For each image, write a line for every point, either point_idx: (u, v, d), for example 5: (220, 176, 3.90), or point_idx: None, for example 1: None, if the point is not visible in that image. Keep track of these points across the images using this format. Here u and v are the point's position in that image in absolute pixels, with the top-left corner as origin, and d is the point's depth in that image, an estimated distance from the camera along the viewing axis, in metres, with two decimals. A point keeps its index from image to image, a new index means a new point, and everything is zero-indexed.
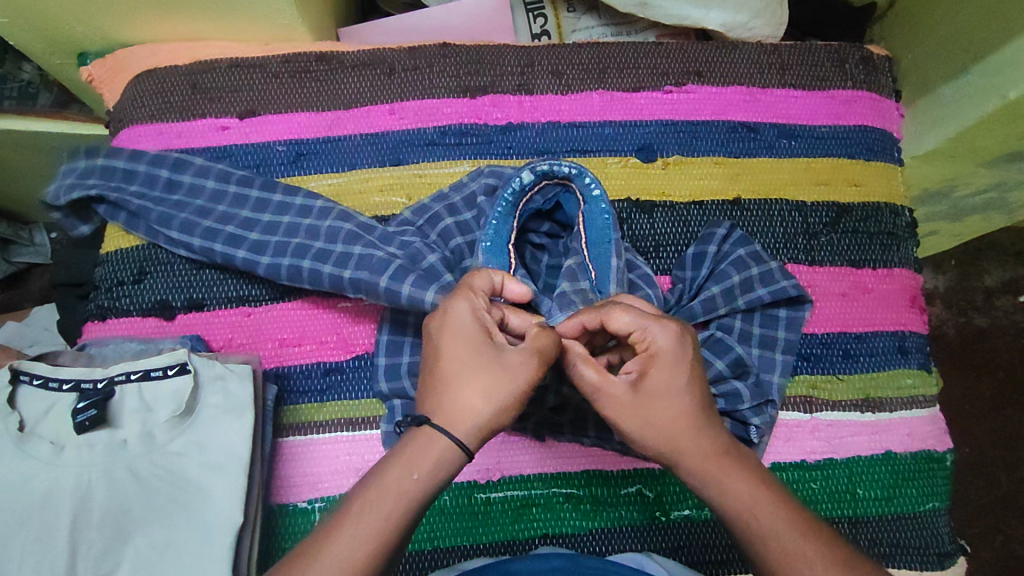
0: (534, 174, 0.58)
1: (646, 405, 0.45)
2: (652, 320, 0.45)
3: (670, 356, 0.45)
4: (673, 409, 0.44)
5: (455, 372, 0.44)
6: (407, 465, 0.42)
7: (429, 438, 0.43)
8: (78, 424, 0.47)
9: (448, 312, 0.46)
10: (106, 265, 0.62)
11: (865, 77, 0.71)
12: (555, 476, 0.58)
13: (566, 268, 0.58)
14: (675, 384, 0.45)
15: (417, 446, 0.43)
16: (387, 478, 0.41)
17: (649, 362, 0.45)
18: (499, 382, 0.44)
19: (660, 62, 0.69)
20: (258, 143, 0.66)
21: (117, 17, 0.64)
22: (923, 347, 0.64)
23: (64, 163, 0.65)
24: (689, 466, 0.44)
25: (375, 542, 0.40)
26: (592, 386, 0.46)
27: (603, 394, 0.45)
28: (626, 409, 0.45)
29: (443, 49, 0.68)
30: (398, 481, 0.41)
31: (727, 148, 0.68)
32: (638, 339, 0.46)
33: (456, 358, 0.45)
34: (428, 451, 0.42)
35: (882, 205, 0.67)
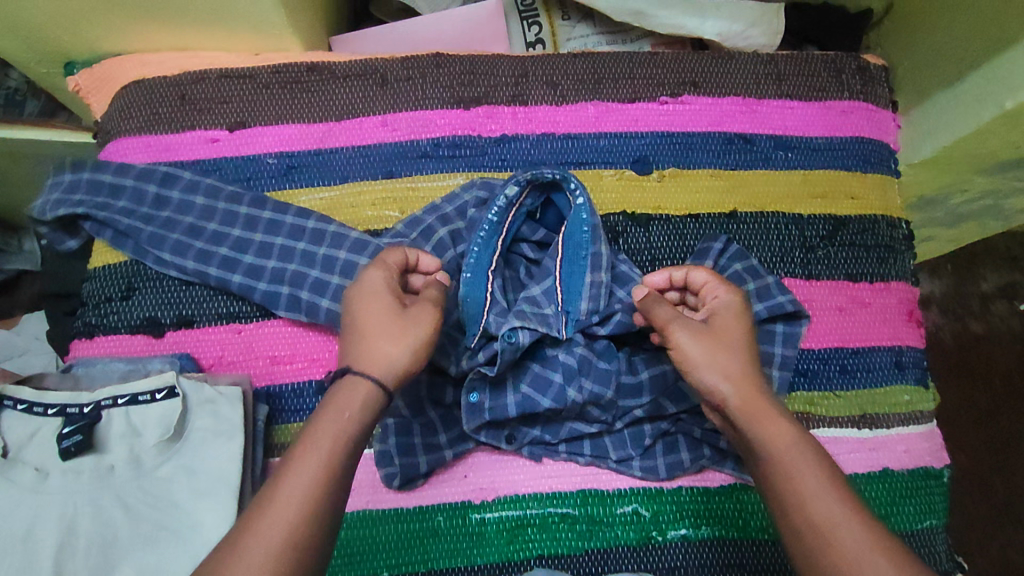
0: (519, 186, 0.56)
1: (712, 340, 0.50)
2: (723, 281, 0.54)
3: (738, 308, 0.53)
4: (732, 352, 0.50)
5: (365, 323, 0.48)
6: (339, 412, 0.44)
7: (351, 385, 0.45)
8: (63, 451, 0.46)
9: (361, 279, 0.50)
10: (94, 281, 0.61)
11: (861, 87, 0.70)
12: (550, 496, 0.57)
13: (530, 294, 0.58)
14: (739, 333, 0.51)
15: (342, 395, 0.45)
16: (320, 424, 0.43)
17: (718, 310, 0.53)
18: (404, 326, 0.47)
19: (656, 73, 0.69)
20: (247, 156, 0.64)
21: (104, 26, 0.63)
22: (921, 362, 0.64)
23: (49, 177, 0.64)
24: (740, 404, 0.48)
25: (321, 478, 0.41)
26: (667, 318, 0.51)
27: (675, 327, 0.50)
28: (695, 340, 0.50)
29: (436, 59, 0.68)
30: (333, 424, 0.43)
31: (724, 160, 0.67)
32: (711, 293, 0.54)
33: (365, 312, 0.48)
34: (353, 397, 0.45)
35: (879, 217, 0.67)
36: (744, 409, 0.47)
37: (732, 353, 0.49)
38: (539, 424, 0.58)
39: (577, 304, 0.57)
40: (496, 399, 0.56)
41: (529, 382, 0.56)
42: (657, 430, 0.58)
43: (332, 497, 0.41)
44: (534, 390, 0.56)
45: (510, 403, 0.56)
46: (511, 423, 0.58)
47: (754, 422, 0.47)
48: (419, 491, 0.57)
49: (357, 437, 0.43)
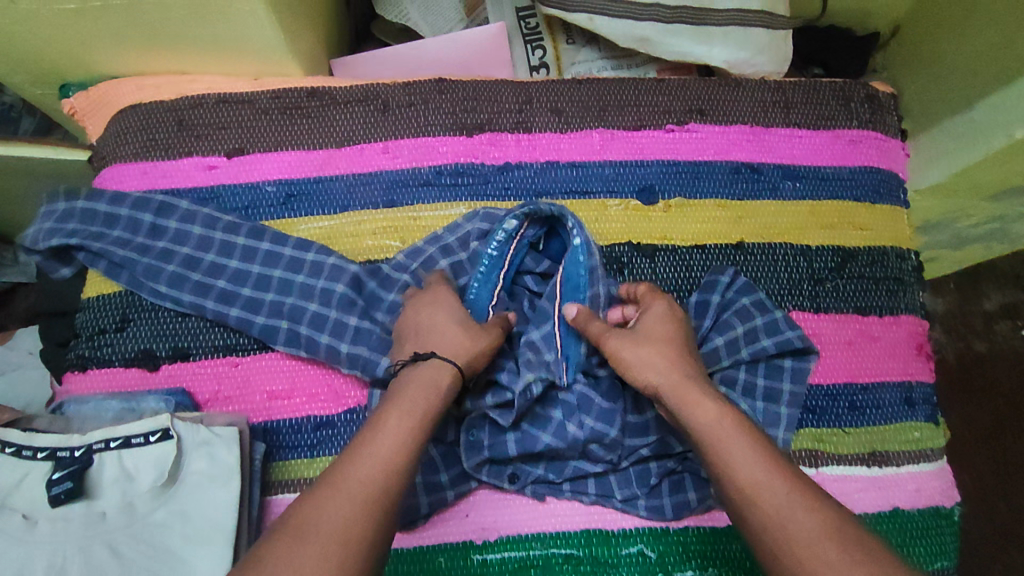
0: (518, 220, 0.57)
1: (641, 342, 0.51)
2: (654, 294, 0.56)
3: (666, 310, 0.54)
4: (664, 348, 0.51)
5: (440, 324, 0.52)
6: (426, 388, 0.48)
7: (434, 365, 0.49)
8: (53, 498, 0.45)
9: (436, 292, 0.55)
10: (87, 311, 0.60)
11: (870, 116, 0.69)
12: (553, 536, 0.56)
13: (530, 338, 0.57)
14: (672, 333, 0.52)
15: (428, 370, 0.49)
16: (408, 394, 0.47)
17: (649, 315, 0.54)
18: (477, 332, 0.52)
19: (662, 100, 0.68)
20: (246, 183, 0.63)
21: (100, 50, 0.62)
22: (931, 398, 0.63)
23: (42, 205, 0.63)
24: (670, 392, 0.49)
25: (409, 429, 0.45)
26: (599, 331, 0.53)
27: (608, 337, 0.52)
28: (625, 344, 0.51)
29: (439, 85, 0.66)
30: (423, 386, 0.48)
31: (731, 190, 0.66)
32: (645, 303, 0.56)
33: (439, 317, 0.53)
34: (438, 378, 0.48)
35: (888, 248, 0.66)
36: (675, 392, 0.49)
37: (663, 348, 0.51)
38: (543, 463, 0.57)
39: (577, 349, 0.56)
40: (496, 439, 0.56)
41: (528, 419, 0.56)
42: (664, 468, 0.57)
43: (413, 464, 0.44)
44: (533, 427, 0.56)
45: (509, 441, 0.56)
46: (514, 461, 0.57)
47: (683, 405, 0.48)
48: (419, 531, 0.55)
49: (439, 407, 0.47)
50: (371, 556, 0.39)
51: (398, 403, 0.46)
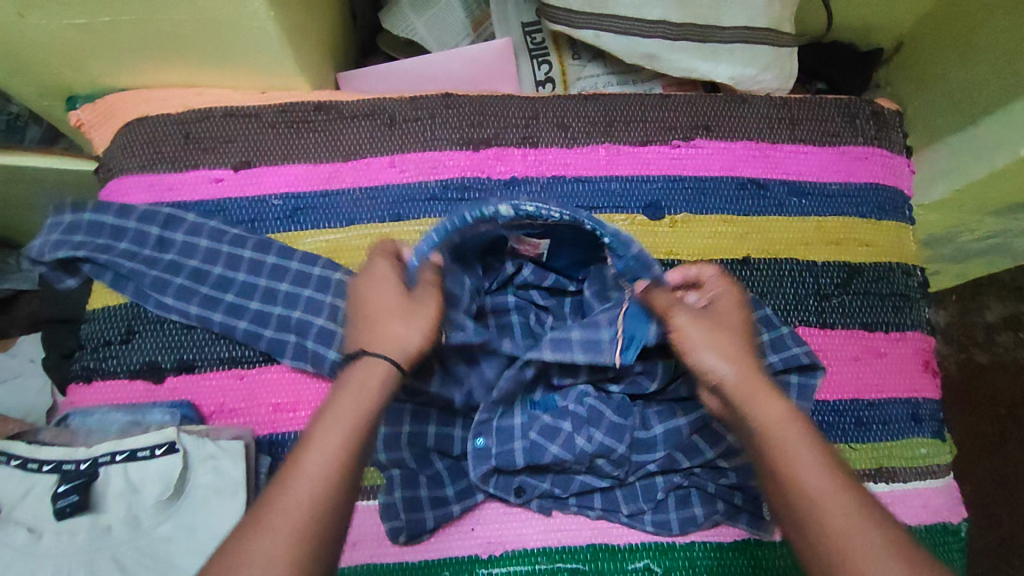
0: (516, 213, 0.47)
1: (712, 323, 0.48)
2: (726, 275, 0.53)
3: (736, 296, 0.51)
4: (732, 335, 0.48)
5: (376, 306, 0.48)
6: (357, 396, 0.44)
7: (365, 366, 0.45)
8: (59, 511, 0.44)
9: (371, 270, 0.50)
10: (92, 323, 0.60)
11: (875, 133, 0.70)
12: (560, 551, 0.55)
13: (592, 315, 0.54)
14: (740, 314, 0.50)
15: (359, 374, 0.45)
16: (341, 404, 0.43)
17: (719, 297, 0.51)
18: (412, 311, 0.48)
19: (668, 116, 0.68)
20: (253, 196, 0.63)
21: (109, 63, 0.63)
22: (937, 414, 0.63)
23: (49, 217, 0.63)
24: (736, 386, 0.46)
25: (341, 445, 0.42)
26: (666, 303, 0.49)
27: (675, 312, 0.48)
28: (695, 321, 0.48)
29: (446, 100, 0.67)
30: (353, 395, 0.44)
31: (737, 206, 0.66)
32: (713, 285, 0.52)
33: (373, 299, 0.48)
34: (370, 379, 0.45)
35: (894, 265, 0.66)
36: (742, 386, 0.46)
37: (733, 332, 0.48)
38: (549, 476, 0.57)
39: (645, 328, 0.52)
40: (501, 443, 0.55)
41: (537, 429, 0.55)
42: (670, 483, 0.56)
43: (349, 479, 0.41)
44: (542, 438, 0.55)
45: (517, 450, 0.55)
46: (521, 473, 0.56)
47: (752, 402, 0.45)
48: (426, 544, 0.55)
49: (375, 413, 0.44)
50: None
51: (324, 418, 0.43)
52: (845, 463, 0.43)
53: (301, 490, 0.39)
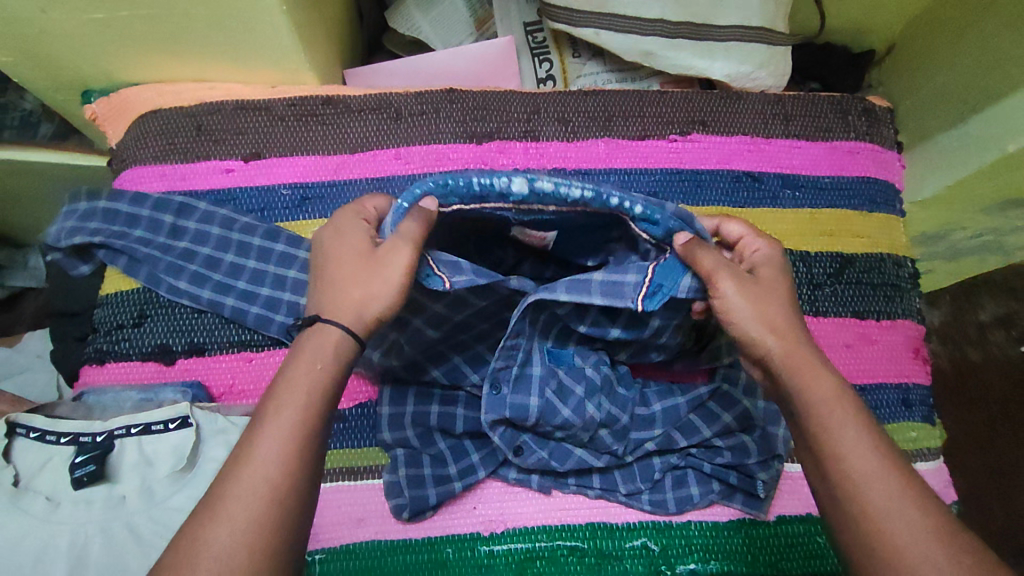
0: (529, 185, 0.44)
1: (757, 291, 0.49)
2: (760, 234, 0.54)
3: (778, 262, 0.53)
4: (775, 304, 0.49)
5: (344, 268, 0.48)
6: (308, 369, 0.45)
7: (320, 331, 0.46)
8: (76, 480, 0.46)
9: (343, 230, 0.50)
10: (106, 307, 0.61)
11: (867, 129, 0.72)
12: (559, 529, 0.57)
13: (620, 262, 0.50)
14: (783, 281, 0.52)
15: (313, 341, 0.46)
16: (292, 379, 0.44)
17: (758, 263, 0.53)
18: (374, 274, 0.46)
19: (666, 111, 0.70)
20: (263, 186, 0.65)
21: (124, 57, 0.65)
22: (927, 400, 0.65)
23: (64, 205, 0.65)
24: (783, 359, 0.48)
25: (298, 420, 0.43)
26: (713, 267, 0.47)
27: (721, 278, 0.47)
28: (741, 287, 0.48)
29: (450, 95, 0.69)
30: (305, 368, 0.45)
31: (732, 198, 0.68)
32: (747, 247, 0.54)
33: (342, 261, 0.48)
34: (323, 345, 0.46)
35: (885, 256, 0.68)
36: (787, 358, 0.48)
37: (775, 302, 0.49)
38: (549, 447, 0.58)
39: (677, 281, 0.48)
40: (515, 393, 0.55)
41: (553, 388, 0.55)
42: (667, 463, 0.59)
43: (310, 451, 0.43)
44: (556, 398, 0.55)
45: (532, 406, 0.55)
46: (525, 433, 0.57)
47: (798, 374, 0.47)
48: (429, 522, 0.57)
49: (330, 383, 0.45)
50: (278, 560, 0.39)
51: (277, 394, 0.44)
52: (875, 432, 0.45)
53: (261, 469, 0.41)
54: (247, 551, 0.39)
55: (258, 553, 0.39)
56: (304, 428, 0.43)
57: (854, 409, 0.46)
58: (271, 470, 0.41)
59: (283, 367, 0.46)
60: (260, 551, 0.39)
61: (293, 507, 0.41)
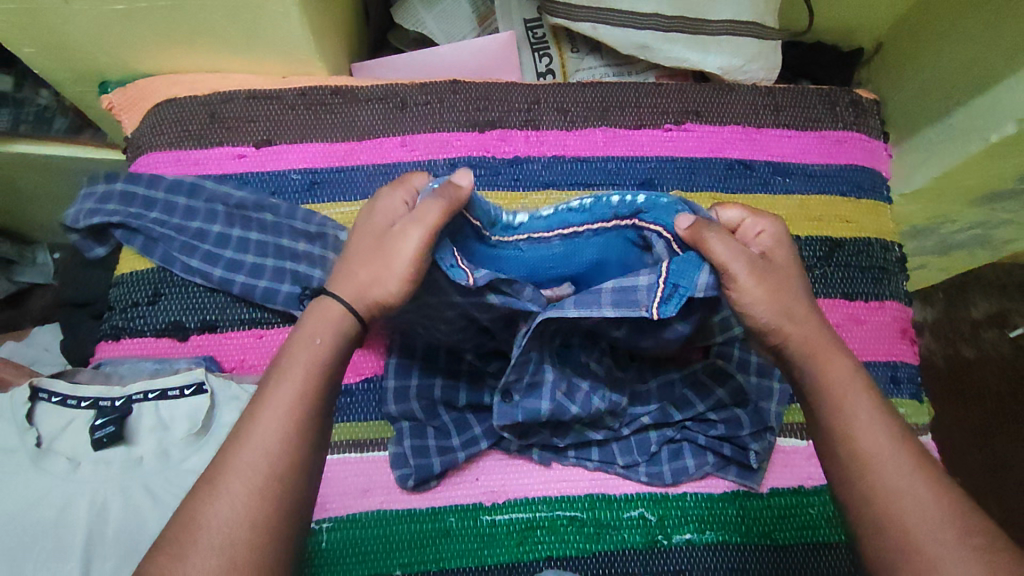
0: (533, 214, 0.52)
1: (771, 279, 0.47)
2: (758, 211, 0.52)
3: (787, 245, 0.51)
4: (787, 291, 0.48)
5: (363, 243, 0.49)
6: (307, 344, 0.47)
7: (324, 306, 0.48)
8: (96, 441, 0.51)
9: (376, 203, 0.51)
10: (121, 286, 0.64)
11: (854, 119, 0.74)
12: (559, 499, 0.59)
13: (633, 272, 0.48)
14: (793, 267, 0.50)
15: (316, 315, 0.48)
16: (292, 354, 0.46)
17: (768, 247, 0.50)
18: (382, 255, 0.47)
19: (661, 102, 0.73)
20: (274, 171, 0.68)
21: (140, 48, 0.67)
22: (915, 378, 0.67)
23: (83, 188, 0.68)
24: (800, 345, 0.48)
25: (297, 393, 0.45)
26: (726, 255, 0.45)
27: (735, 266, 0.45)
28: (755, 275, 0.46)
29: (454, 86, 0.72)
30: (305, 344, 0.47)
31: (724, 184, 0.71)
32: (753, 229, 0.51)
33: (364, 237, 0.50)
34: (324, 321, 0.47)
35: (873, 239, 0.70)
36: (806, 345, 0.48)
37: (789, 289, 0.48)
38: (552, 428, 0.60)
39: (693, 282, 0.45)
40: (527, 398, 0.55)
41: (563, 391, 0.55)
42: (663, 436, 0.60)
43: (310, 425, 0.45)
44: (566, 399, 0.55)
45: (543, 408, 0.55)
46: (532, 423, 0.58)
47: (814, 358, 0.48)
48: (433, 492, 0.59)
49: (329, 358, 0.47)
50: (280, 530, 0.42)
51: (279, 369, 0.46)
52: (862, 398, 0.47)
53: (261, 443, 0.43)
54: (249, 522, 0.41)
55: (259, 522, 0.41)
56: (301, 403, 0.45)
57: (844, 376, 0.48)
58: (271, 443, 0.43)
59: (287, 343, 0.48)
60: (262, 519, 0.41)
61: (292, 478, 0.43)
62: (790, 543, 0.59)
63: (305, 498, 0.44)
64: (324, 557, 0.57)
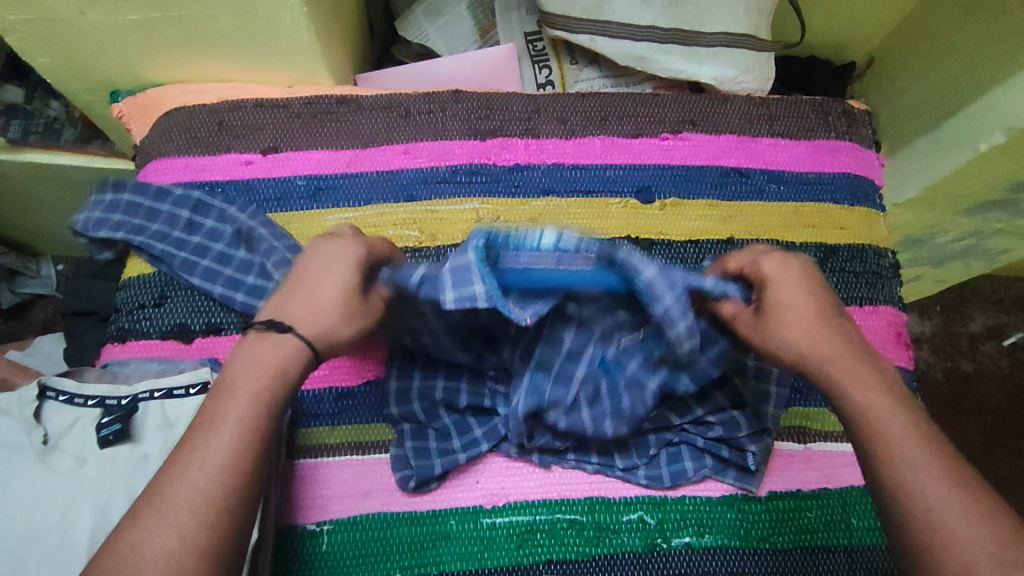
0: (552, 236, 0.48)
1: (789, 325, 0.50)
2: (755, 252, 0.54)
3: (785, 272, 0.52)
4: (807, 323, 0.51)
5: (331, 278, 0.51)
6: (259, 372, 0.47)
7: (280, 339, 0.48)
8: (103, 438, 0.54)
9: (347, 248, 0.53)
10: (128, 289, 0.65)
11: (846, 129, 0.76)
12: (558, 503, 0.60)
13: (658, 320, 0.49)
14: (800, 295, 0.52)
15: (270, 346, 0.48)
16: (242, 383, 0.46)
17: (772, 285, 0.52)
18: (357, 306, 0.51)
19: (658, 112, 0.74)
20: (279, 177, 0.69)
21: (150, 59, 0.69)
22: (909, 382, 0.67)
23: (92, 196, 0.69)
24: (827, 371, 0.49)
25: (245, 418, 0.45)
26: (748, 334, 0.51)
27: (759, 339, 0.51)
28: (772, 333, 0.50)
29: (455, 96, 0.73)
30: (253, 376, 0.46)
31: (721, 192, 0.72)
32: (752, 269, 0.53)
33: (332, 277, 0.51)
34: (277, 352, 0.48)
35: (867, 246, 0.72)
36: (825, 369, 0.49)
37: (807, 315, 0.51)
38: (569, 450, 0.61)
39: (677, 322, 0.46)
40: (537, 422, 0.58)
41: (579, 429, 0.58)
42: (662, 440, 0.61)
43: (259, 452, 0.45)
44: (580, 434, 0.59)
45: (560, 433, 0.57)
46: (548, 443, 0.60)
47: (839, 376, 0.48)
48: (433, 495, 0.59)
49: (277, 388, 0.47)
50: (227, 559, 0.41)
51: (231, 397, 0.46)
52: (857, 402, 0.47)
53: (199, 468, 0.43)
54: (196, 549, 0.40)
55: (208, 548, 0.41)
56: (251, 435, 0.45)
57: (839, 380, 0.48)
58: (224, 477, 0.43)
59: (230, 372, 0.47)
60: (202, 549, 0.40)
61: (237, 509, 0.43)
62: (789, 547, 0.59)
63: (245, 531, 0.44)
64: (325, 559, 0.57)
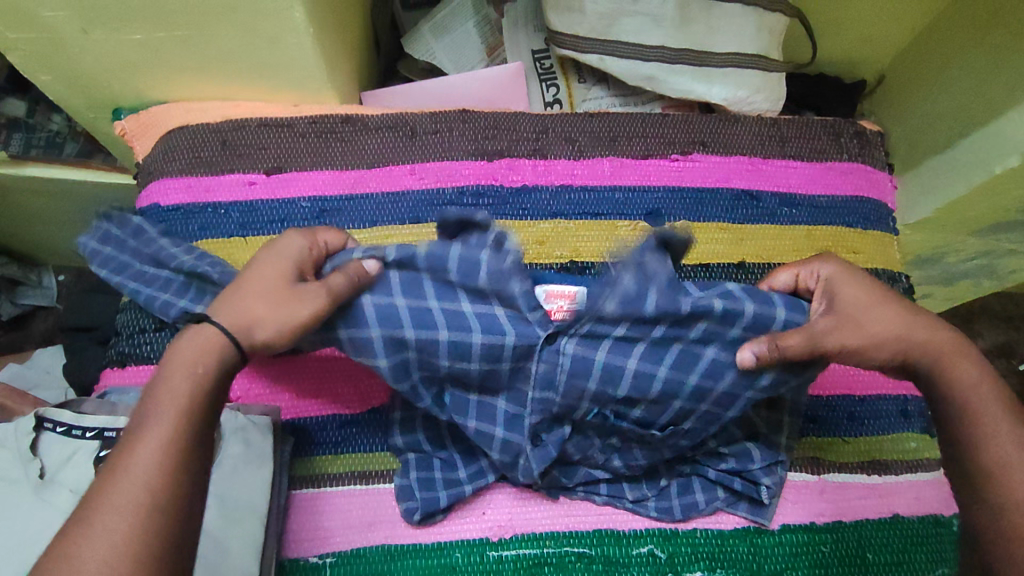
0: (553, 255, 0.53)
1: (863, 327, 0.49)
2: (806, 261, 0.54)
3: (842, 273, 0.52)
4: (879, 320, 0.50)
5: (260, 272, 0.50)
6: (185, 368, 0.46)
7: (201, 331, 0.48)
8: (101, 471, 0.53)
9: (284, 239, 0.53)
10: (128, 312, 0.64)
11: (859, 151, 0.75)
12: (566, 536, 0.58)
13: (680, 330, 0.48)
14: (864, 294, 0.51)
15: (195, 343, 0.47)
16: (169, 381, 0.46)
17: (835, 286, 0.51)
18: (282, 300, 0.49)
19: (667, 132, 0.73)
20: (283, 198, 0.68)
21: (154, 77, 0.68)
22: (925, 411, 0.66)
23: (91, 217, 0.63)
24: None
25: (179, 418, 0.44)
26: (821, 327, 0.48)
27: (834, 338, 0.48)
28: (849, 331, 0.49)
29: (462, 115, 0.72)
30: (181, 372, 0.46)
31: (732, 215, 0.71)
32: (809, 278, 0.53)
33: (261, 270, 0.50)
34: (200, 345, 0.47)
35: (880, 270, 0.71)
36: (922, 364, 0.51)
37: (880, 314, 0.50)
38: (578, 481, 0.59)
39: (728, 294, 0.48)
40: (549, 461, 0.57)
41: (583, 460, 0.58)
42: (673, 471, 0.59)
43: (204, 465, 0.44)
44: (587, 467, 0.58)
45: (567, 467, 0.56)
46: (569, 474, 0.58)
47: None
48: (439, 526, 0.58)
49: (207, 384, 0.46)
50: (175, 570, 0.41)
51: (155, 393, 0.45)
52: None
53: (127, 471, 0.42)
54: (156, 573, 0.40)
55: None
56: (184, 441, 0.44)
57: None
58: (185, 504, 0.42)
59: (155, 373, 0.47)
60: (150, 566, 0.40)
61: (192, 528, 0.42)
62: None
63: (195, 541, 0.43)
64: None
